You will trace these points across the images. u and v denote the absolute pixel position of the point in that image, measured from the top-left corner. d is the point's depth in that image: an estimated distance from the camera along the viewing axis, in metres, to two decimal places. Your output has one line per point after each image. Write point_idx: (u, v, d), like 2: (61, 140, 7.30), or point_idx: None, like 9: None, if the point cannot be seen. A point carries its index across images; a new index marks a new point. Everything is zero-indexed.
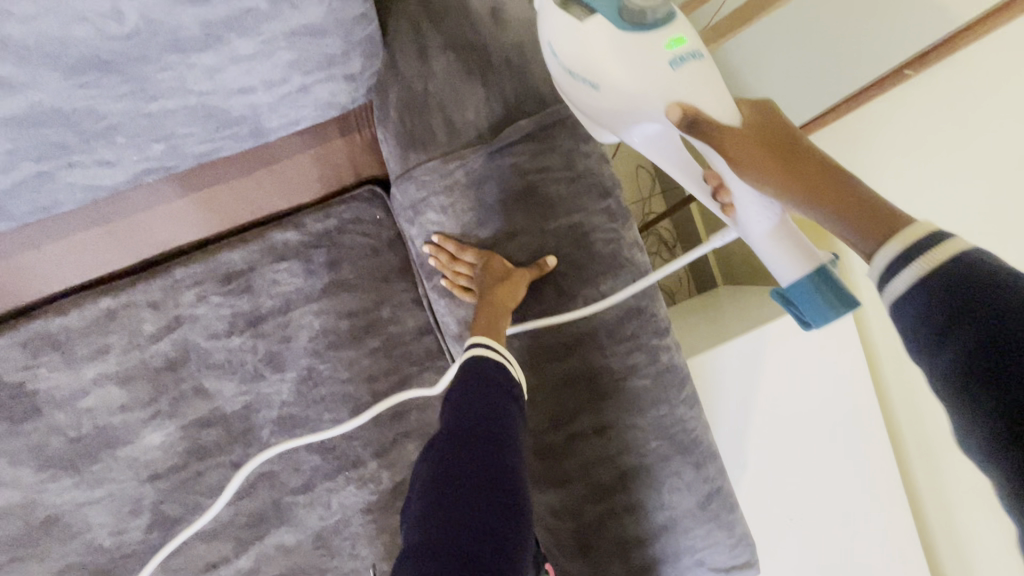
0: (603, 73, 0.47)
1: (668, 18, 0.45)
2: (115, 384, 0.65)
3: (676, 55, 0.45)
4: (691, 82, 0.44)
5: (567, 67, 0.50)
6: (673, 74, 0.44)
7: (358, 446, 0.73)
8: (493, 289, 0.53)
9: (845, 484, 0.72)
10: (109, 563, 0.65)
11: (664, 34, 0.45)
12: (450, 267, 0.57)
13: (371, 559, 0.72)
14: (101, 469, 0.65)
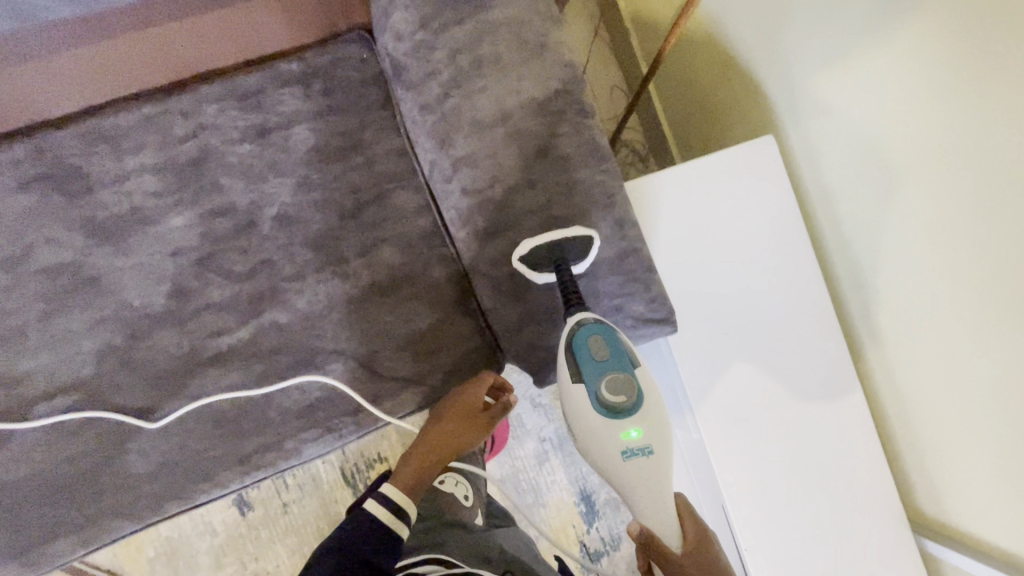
0: (579, 415, 0.67)
1: (635, 410, 0.66)
2: (150, 173, 0.81)
3: (627, 447, 0.66)
4: (646, 501, 0.68)
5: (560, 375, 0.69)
6: (623, 462, 0.67)
7: (343, 247, 0.86)
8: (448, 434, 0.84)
9: (768, 305, 0.92)
10: (137, 319, 0.80)
11: (629, 424, 0.66)
12: (473, 395, 0.83)
13: (351, 342, 0.85)
14: (135, 241, 0.81)
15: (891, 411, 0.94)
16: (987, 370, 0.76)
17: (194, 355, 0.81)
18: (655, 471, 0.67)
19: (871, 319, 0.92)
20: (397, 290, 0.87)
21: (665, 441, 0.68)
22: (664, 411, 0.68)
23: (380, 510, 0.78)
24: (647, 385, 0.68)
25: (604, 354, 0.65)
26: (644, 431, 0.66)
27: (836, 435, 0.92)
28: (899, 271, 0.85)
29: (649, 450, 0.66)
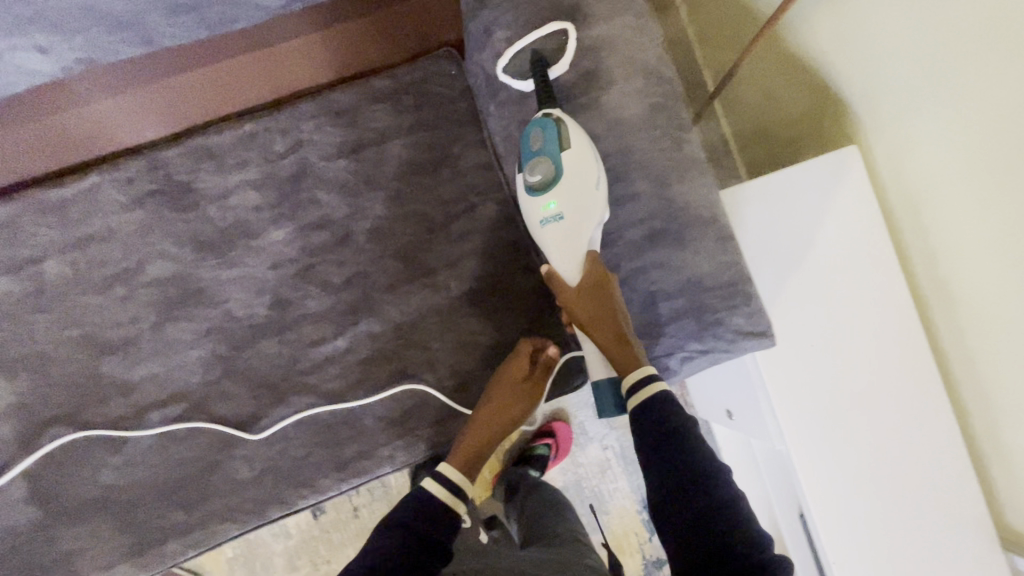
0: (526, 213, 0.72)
1: (555, 175, 0.67)
2: (252, 189, 0.84)
3: (542, 216, 0.68)
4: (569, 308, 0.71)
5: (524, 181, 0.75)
6: (540, 228, 0.68)
7: (432, 258, 0.88)
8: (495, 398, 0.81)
9: (849, 312, 0.92)
10: (241, 329, 0.83)
11: (545, 198, 0.67)
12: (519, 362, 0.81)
13: (441, 352, 0.87)
14: (238, 254, 0.83)
15: (973, 410, 0.93)
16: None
17: (294, 364, 0.84)
18: (575, 240, 0.67)
19: (952, 318, 0.91)
20: (485, 300, 0.88)
21: (590, 213, 0.67)
22: (588, 190, 0.67)
23: (436, 486, 0.74)
24: (576, 162, 0.67)
25: (540, 143, 0.68)
26: (558, 200, 0.67)
27: (924, 454, 0.92)
28: (990, 295, 0.83)
29: (564, 216, 0.67)
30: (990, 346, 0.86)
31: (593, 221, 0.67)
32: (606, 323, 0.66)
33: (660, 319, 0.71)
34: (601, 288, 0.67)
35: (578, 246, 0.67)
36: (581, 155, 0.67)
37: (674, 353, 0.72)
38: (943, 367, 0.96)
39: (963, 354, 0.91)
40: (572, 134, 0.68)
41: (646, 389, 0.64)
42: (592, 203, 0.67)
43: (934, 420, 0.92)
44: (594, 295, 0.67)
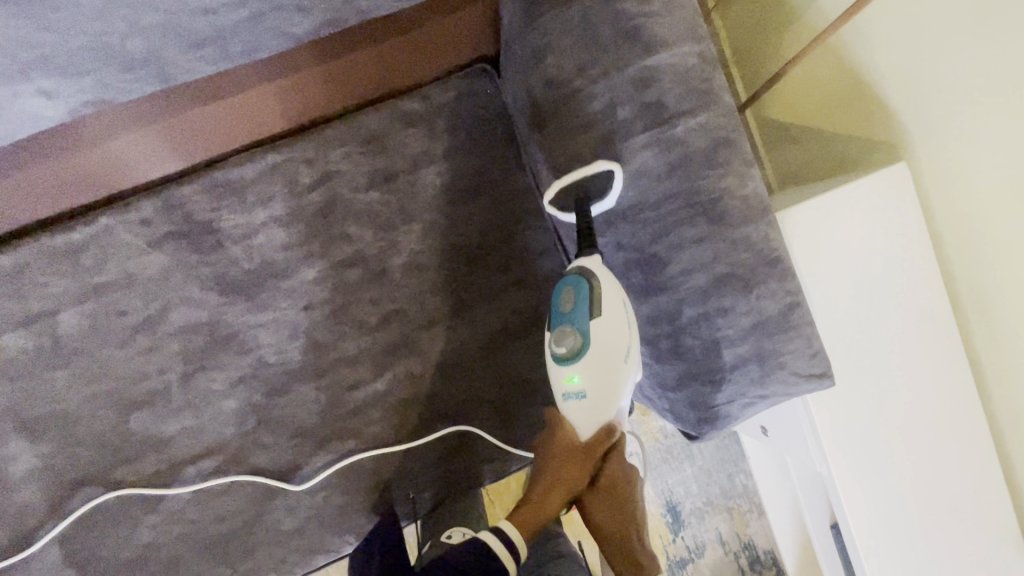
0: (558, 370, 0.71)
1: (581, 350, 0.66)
2: (279, 226, 0.78)
3: (563, 388, 0.68)
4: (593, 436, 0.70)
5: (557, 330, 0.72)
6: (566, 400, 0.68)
7: (472, 292, 0.84)
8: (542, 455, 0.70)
9: (892, 325, 0.91)
10: (275, 375, 0.79)
11: (573, 369, 0.67)
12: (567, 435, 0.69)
13: (485, 389, 0.84)
14: (268, 296, 0.78)
15: (1004, 420, 0.94)
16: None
17: (333, 409, 0.81)
18: (598, 417, 0.67)
19: (990, 330, 0.91)
20: (527, 334, 0.86)
21: (615, 388, 0.66)
22: (615, 363, 0.65)
23: (498, 544, 0.68)
24: (606, 334, 0.65)
25: (569, 305, 0.67)
26: (581, 377, 0.66)
27: (960, 474, 0.93)
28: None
29: (586, 392, 0.66)
30: None
31: (617, 398, 0.67)
32: (617, 537, 0.69)
33: (723, 366, 0.69)
34: (624, 479, 0.70)
35: (600, 421, 0.67)
36: (612, 326, 0.65)
37: (735, 399, 0.71)
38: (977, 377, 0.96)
39: (1002, 380, 0.92)
40: (605, 299, 0.65)
41: None
42: (618, 377, 0.66)
43: (966, 430, 0.93)
44: (615, 505, 0.70)
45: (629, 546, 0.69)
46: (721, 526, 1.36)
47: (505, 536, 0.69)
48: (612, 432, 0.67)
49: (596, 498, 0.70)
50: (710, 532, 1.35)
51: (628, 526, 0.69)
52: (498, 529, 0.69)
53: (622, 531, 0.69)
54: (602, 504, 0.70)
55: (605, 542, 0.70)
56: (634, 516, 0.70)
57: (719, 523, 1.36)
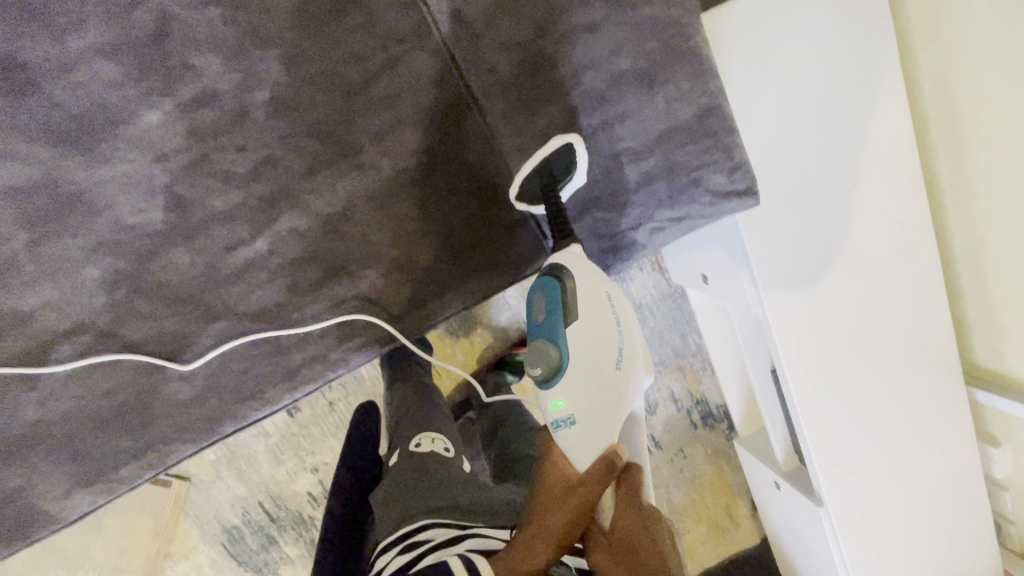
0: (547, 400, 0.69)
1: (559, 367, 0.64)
2: (103, 58, 0.65)
3: (550, 417, 0.65)
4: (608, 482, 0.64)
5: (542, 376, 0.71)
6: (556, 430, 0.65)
7: (356, 133, 0.73)
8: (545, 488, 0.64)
9: (845, 144, 0.81)
10: (138, 238, 0.71)
11: (552, 394, 0.65)
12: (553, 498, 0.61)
13: (383, 244, 0.76)
14: (109, 146, 0.67)
15: (955, 235, 0.90)
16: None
17: (213, 273, 0.73)
18: (597, 441, 0.63)
19: (952, 136, 0.83)
20: (425, 181, 0.76)
21: (613, 399, 0.64)
22: (606, 372, 0.64)
23: (460, 563, 0.57)
24: (580, 347, 0.63)
25: (541, 313, 0.65)
26: (566, 400, 0.64)
27: (907, 303, 0.90)
28: (1010, 129, 0.75)
29: (575, 418, 0.63)
30: (987, 164, 0.80)
31: (615, 412, 0.64)
32: (630, 555, 0.56)
33: (628, 186, 0.62)
34: (632, 529, 0.59)
35: (597, 448, 0.62)
36: (592, 325, 0.63)
37: (642, 224, 0.64)
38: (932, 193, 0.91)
39: (961, 195, 0.86)
40: (580, 302, 0.63)
41: None
42: (607, 381, 0.64)
43: (919, 252, 0.88)
44: (626, 560, 0.57)
45: None
46: (673, 384, 1.37)
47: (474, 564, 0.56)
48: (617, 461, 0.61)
49: (604, 553, 0.59)
50: (662, 390, 1.36)
51: (648, 572, 0.55)
52: (468, 556, 0.57)
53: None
54: (609, 551, 0.58)
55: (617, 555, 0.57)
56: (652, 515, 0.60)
57: (671, 381, 1.36)
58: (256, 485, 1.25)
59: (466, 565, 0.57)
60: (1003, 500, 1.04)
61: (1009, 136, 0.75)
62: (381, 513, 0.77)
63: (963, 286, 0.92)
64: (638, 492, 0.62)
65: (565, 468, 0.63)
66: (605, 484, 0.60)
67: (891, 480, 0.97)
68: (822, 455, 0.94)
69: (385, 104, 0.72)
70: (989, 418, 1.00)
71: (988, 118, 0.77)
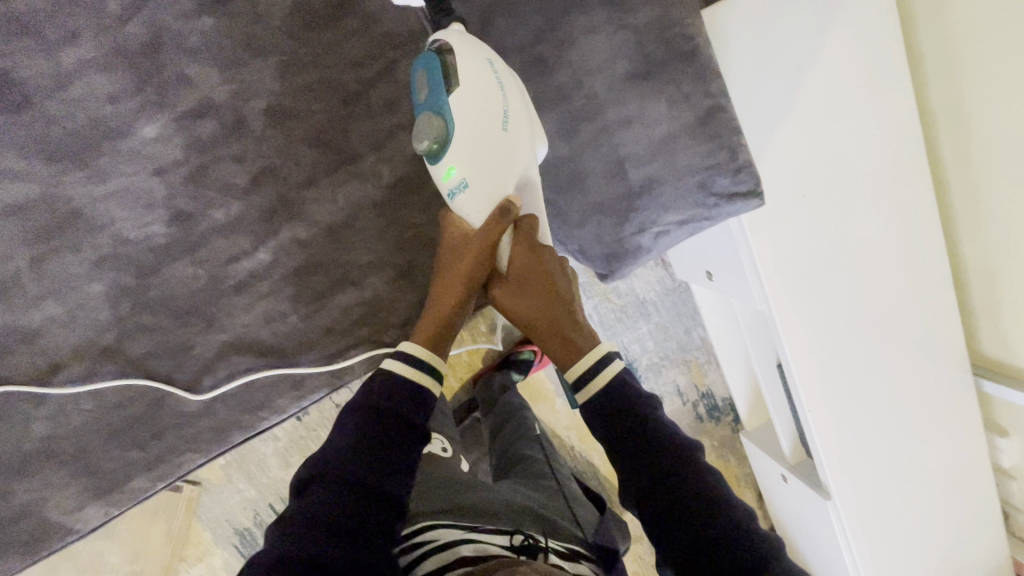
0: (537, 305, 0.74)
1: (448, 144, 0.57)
2: (98, 72, 0.64)
3: (445, 190, 0.59)
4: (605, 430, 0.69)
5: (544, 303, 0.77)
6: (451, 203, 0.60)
7: (355, 140, 0.72)
8: (444, 254, 0.64)
9: (848, 137, 0.80)
10: (140, 252, 0.70)
11: (441, 166, 0.58)
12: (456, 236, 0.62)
13: (385, 251, 0.76)
14: (107, 161, 0.67)
15: (961, 226, 0.89)
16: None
17: (216, 285, 0.73)
18: (494, 191, 0.58)
19: (957, 126, 0.82)
20: (425, 186, 0.75)
21: (506, 164, 0.58)
22: (491, 133, 0.56)
23: (396, 366, 0.64)
24: (466, 111, 0.56)
25: (425, 90, 0.58)
26: (455, 167, 0.57)
27: (912, 298, 0.89)
28: (1013, 120, 0.74)
29: (468, 182, 0.58)
30: (994, 154, 0.78)
31: (510, 173, 0.58)
32: (543, 313, 0.64)
33: (632, 189, 0.61)
34: (534, 268, 0.63)
35: (496, 205, 0.59)
36: (476, 92, 0.56)
37: (647, 228, 0.63)
38: (937, 183, 0.90)
39: (967, 187, 0.85)
40: (460, 68, 0.56)
41: (596, 377, 0.64)
42: (501, 150, 0.57)
43: (925, 245, 0.87)
44: (528, 294, 0.64)
45: (564, 334, 0.64)
46: (679, 378, 1.37)
47: (411, 359, 0.64)
48: (512, 211, 0.59)
49: (509, 292, 0.64)
50: (669, 384, 1.36)
51: (556, 321, 0.64)
52: (399, 353, 0.64)
53: (554, 316, 0.64)
54: (515, 293, 0.64)
55: (526, 319, 0.65)
56: (547, 252, 0.63)
57: (677, 375, 1.36)
58: (266, 487, 1.26)
59: (403, 364, 0.64)
60: (1013, 490, 1.04)
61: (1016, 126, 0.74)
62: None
63: (970, 277, 0.91)
64: (535, 234, 0.62)
65: (464, 233, 0.61)
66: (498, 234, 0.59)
67: (895, 472, 0.98)
68: (825, 449, 0.94)
69: (382, 110, 0.71)
70: (998, 409, 0.99)
71: (995, 107, 0.76)
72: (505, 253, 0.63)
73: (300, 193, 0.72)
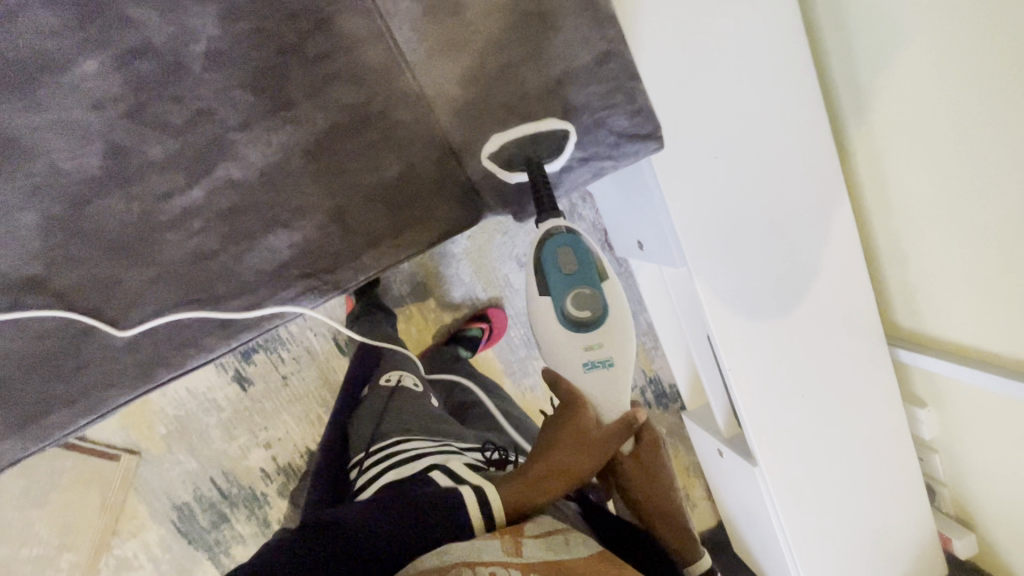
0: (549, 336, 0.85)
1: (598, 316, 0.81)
2: (40, 7, 0.68)
3: (589, 359, 0.81)
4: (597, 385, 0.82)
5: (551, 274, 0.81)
6: (581, 372, 0.81)
7: (290, 87, 0.76)
8: (561, 446, 0.77)
9: (757, 110, 0.88)
10: (74, 184, 0.73)
11: (589, 337, 0.80)
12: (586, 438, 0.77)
13: (317, 196, 0.79)
14: (46, 93, 0.70)
15: (868, 200, 0.98)
16: (988, 186, 0.78)
17: (148, 220, 0.76)
18: (615, 389, 0.81)
19: (859, 108, 0.93)
20: (359, 136, 0.79)
21: (620, 360, 0.82)
22: (614, 316, 0.81)
23: (481, 510, 0.71)
24: (607, 291, 0.81)
25: (572, 266, 0.79)
26: (603, 343, 0.81)
27: (829, 266, 0.95)
28: (905, 100, 0.84)
29: (612, 361, 0.81)
30: (892, 132, 0.88)
31: (624, 359, 0.82)
32: (660, 491, 0.82)
33: None
34: (650, 470, 0.83)
35: (617, 400, 0.82)
36: (613, 290, 0.82)
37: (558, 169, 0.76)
38: (846, 160, 1.00)
39: (873, 164, 0.94)
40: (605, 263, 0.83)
41: (699, 564, 0.82)
42: (623, 344, 0.82)
43: (835, 214, 0.94)
44: (649, 481, 0.82)
45: (666, 502, 0.82)
46: None
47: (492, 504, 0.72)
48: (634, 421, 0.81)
49: (627, 467, 0.83)
50: None
51: (664, 495, 0.82)
52: (482, 496, 0.72)
53: (659, 488, 0.82)
54: (636, 475, 0.83)
55: (635, 494, 0.82)
56: (659, 473, 0.83)
57: None
58: (208, 460, 1.25)
59: (484, 513, 0.71)
60: (935, 462, 1.07)
61: (907, 106, 0.84)
62: (382, 422, 0.97)
63: (879, 247, 1.00)
64: (648, 443, 0.84)
65: (587, 426, 0.78)
66: (622, 437, 0.79)
67: (824, 439, 1.01)
68: (755, 413, 0.97)
69: (317, 58, 0.76)
70: (915, 379, 1.04)
71: (888, 89, 0.86)
72: (625, 454, 0.83)
73: (235, 135, 0.76)
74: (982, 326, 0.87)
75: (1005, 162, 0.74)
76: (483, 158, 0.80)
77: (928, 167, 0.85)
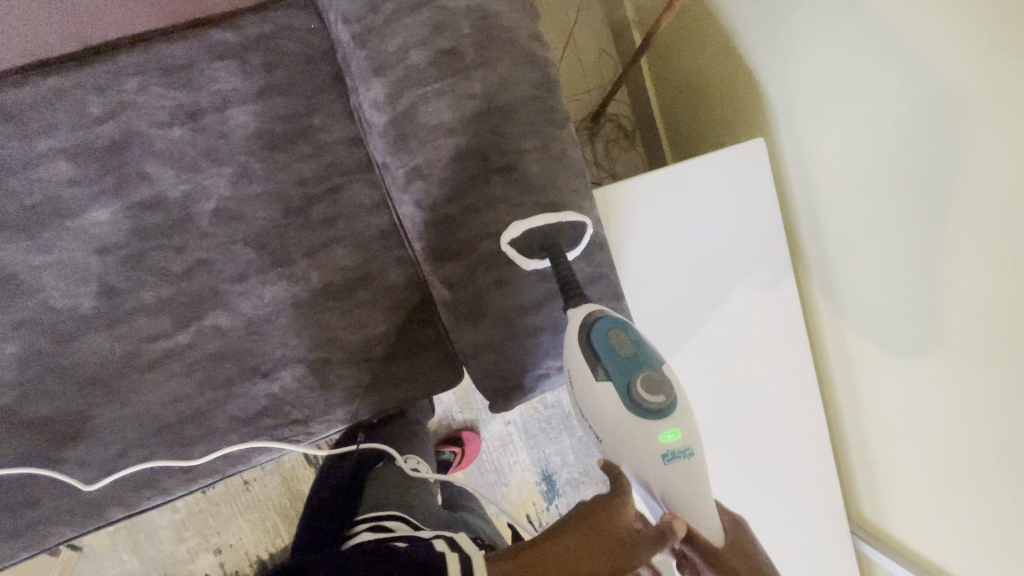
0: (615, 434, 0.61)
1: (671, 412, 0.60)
2: (64, 159, 0.72)
3: (669, 451, 0.60)
4: (677, 480, 0.60)
5: (602, 355, 0.60)
6: (666, 466, 0.60)
7: (291, 246, 0.79)
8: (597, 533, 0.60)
9: (739, 309, 0.90)
10: (62, 320, 0.74)
11: (662, 432, 0.60)
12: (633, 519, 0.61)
13: (301, 350, 0.80)
14: (52, 236, 0.73)
15: (844, 410, 0.95)
16: (977, 445, 0.74)
17: (129, 359, 0.76)
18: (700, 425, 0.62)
19: (837, 323, 0.91)
20: (350, 297, 0.81)
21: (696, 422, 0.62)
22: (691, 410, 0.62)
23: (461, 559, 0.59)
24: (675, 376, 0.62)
25: (629, 349, 0.60)
26: (682, 431, 0.61)
27: (799, 458, 0.94)
28: (888, 338, 0.82)
29: (693, 451, 0.61)
30: (871, 362, 0.86)
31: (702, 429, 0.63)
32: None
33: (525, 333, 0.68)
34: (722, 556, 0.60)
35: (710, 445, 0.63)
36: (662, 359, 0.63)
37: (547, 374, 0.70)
38: (821, 363, 0.97)
39: (846, 378, 0.92)
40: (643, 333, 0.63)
41: None
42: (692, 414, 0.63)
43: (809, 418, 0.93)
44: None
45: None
46: None
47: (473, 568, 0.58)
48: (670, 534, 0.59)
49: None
50: None
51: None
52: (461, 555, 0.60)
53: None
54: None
55: None
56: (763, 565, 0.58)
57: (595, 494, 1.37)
58: (151, 561, 1.19)
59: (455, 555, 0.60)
60: None
61: (888, 343, 0.82)
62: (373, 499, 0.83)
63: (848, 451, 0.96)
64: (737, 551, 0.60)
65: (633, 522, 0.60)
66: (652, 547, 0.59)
67: None
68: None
69: (320, 222, 0.79)
70: None
71: (868, 319, 0.84)
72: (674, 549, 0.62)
73: (230, 286, 0.78)
74: (960, 551, 0.81)
75: (995, 440, 0.71)
76: (501, 242, 0.63)
77: (901, 407, 0.83)
